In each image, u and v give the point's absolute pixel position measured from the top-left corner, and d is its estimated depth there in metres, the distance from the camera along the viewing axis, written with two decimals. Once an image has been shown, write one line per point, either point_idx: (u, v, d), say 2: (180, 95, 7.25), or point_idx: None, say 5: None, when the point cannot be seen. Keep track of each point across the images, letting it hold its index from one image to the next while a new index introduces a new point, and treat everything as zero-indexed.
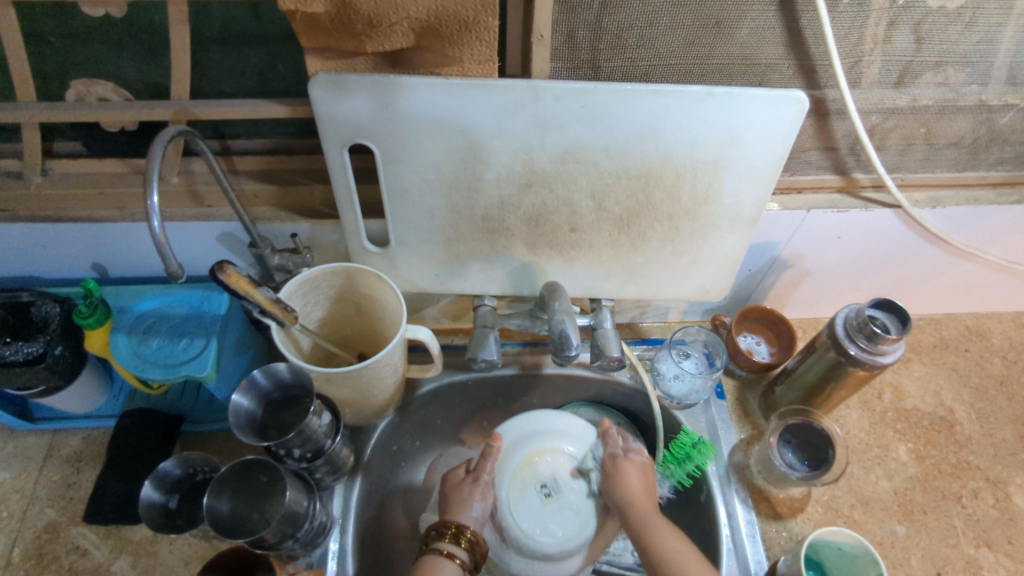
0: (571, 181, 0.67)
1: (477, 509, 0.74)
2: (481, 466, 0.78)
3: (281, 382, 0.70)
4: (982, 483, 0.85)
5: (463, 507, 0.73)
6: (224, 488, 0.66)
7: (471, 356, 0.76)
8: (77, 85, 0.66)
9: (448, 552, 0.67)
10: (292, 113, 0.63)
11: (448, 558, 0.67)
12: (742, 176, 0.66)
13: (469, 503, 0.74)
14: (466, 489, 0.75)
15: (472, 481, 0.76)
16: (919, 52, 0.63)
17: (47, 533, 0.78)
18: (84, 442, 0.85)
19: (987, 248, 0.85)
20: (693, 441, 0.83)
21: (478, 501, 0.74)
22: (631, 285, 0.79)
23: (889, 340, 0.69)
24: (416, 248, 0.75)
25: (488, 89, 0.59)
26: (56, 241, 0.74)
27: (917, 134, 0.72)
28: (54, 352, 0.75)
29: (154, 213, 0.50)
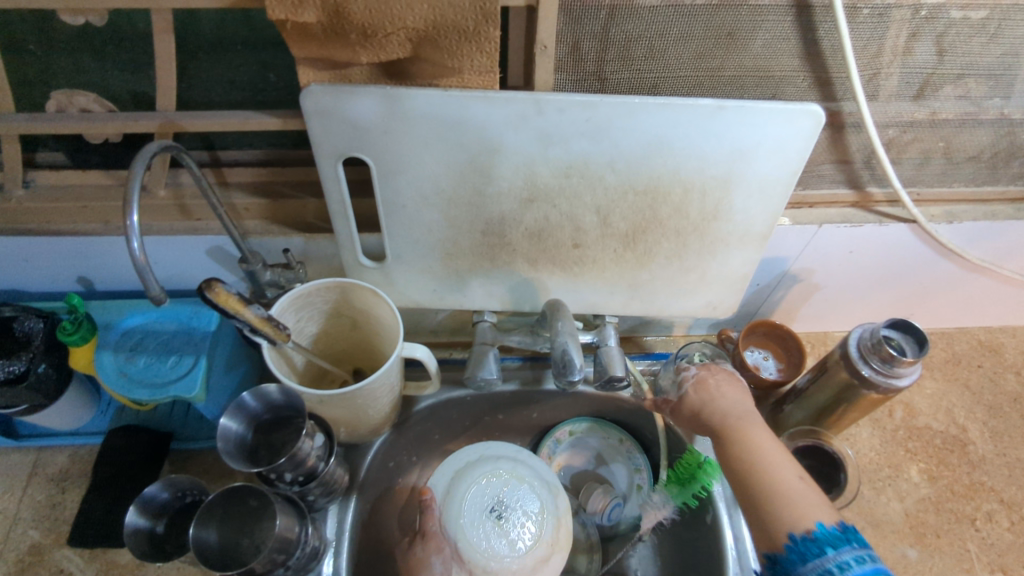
0: (575, 196, 0.64)
1: (437, 568, 0.69)
2: (425, 524, 0.72)
3: (272, 403, 0.68)
4: (997, 505, 0.83)
5: (422, 571, 0.69)
6: (212, 516, 0.63)
7: (469, 375, 0.73)
8: (56, 95, 0.61)
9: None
10: (284, 126, 0.61)
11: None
12: (753, 192, 0.64)
13: (428, 562, 0.69)
14: (418, 548, 0.71)
15: (422, 538, 0.71)
16: (941, 64, 0.60)
17: (30, 556, 0.75)
18: (70, 460, 0.82)
19: (1003, 262, 0.83)
20: (698, 461, 0.80)
21: (434, 558, 0.69)
22: (636, 301, 0.77)
23: (905, 362, 0.66)
24: (413, 264, 0.72)
25: (489, 102, 0.57)
26: (40, 254, 0.72)
27: (936, 148, 0.69)
28: (37, 371, 0.72)
29: (134, 233, 0.47)
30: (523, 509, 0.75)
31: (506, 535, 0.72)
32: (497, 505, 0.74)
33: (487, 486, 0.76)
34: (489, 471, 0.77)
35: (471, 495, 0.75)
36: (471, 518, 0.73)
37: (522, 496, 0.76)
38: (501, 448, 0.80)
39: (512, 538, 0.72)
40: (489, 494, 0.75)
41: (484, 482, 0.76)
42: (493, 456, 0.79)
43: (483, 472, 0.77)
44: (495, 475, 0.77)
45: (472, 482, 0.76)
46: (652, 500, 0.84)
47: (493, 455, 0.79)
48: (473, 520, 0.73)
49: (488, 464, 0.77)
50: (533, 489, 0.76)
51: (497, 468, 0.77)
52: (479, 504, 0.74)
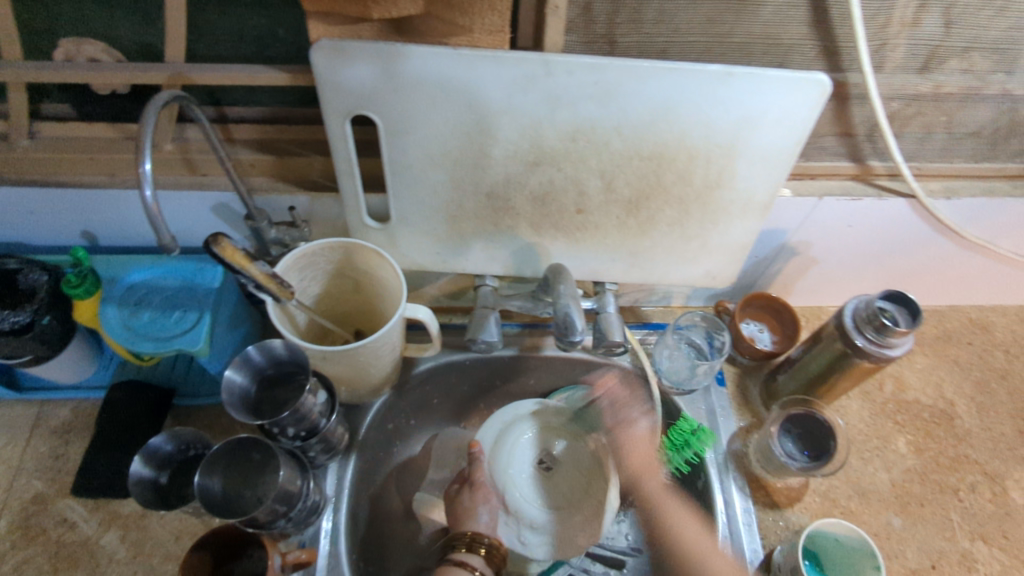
0: (581, 160, 0.65)
1: (483, 516, 0.76)
2: (474, 474, 0.80)
3: (276, 359, 0.69)
4: (980, 477, 0.85)
5: (468, 516, 0.76)
6: (216, 465, 0.64)
7: (471, 338, 0.74)
8: (65, 43, 0.61)
9: (460, 560, 0.67)
10: (292, 81, 0.61)
11: (466, 567, 0.66)
12: (757, 161, 0.64)
13: (474, 510, 0.76)
14: (466, 496, 0.78)
15: (470, 488, 0.79)
16: (947, 37, 0.60)
17: (34, 504, 0.77)
18: (73, 413, 0.83)
19: (998, 241, 0.84)
20: (692, 428, 0.83)
21: (481, 508, 0.76)
22: (636, 268, 0.78)
23: (898, 333, 0.68)
24: (417, 225, 0.73)
25: (499, 62, 0.57)
26: (44, 206, 0.72)
27: (938, 122, 0.69)
28: (42, 322, 0.72)
29: (147, 181, 0.48)
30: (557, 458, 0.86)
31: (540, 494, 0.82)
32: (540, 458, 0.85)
33: (527, 439, 0.86)
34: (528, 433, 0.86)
35: (518, 457, 0.84)
36: (517, 472, 0.82)
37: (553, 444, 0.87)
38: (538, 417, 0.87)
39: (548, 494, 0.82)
40: (529, 450, 0.85)
41: (523, 443, 0.85)
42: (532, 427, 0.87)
43: (523, 429, 0.86)
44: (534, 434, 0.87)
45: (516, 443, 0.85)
46: None
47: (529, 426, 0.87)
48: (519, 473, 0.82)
49: (527, 425, 0.86)
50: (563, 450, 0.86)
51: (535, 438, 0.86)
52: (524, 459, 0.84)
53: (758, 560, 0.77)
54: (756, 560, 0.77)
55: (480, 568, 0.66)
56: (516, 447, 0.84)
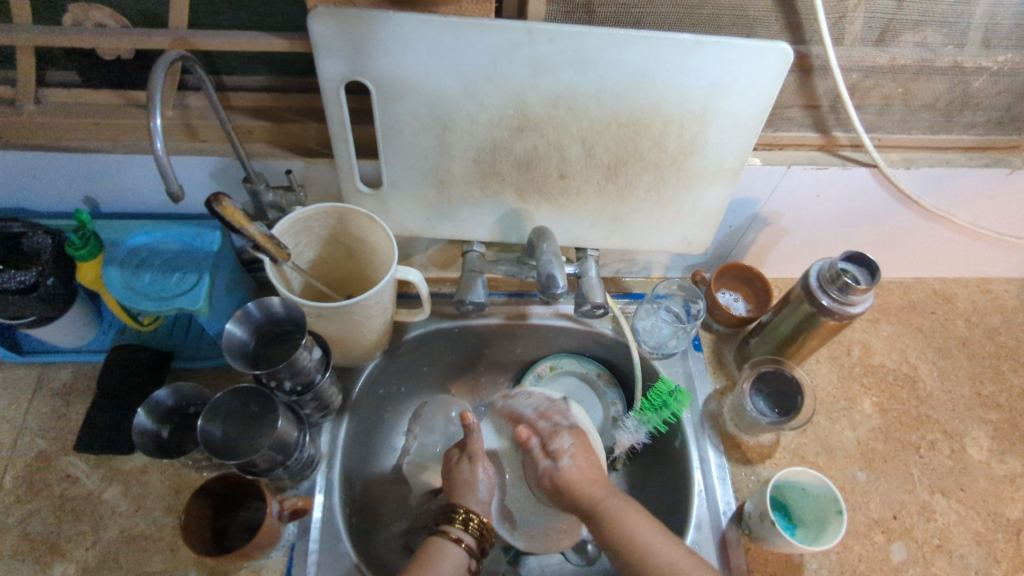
0: (562, 126, 0.69)
1: (482, 491, 0.73)
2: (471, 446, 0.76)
3: (273, 316, 0.72)
4: (939, 435, 0.90)
5: (468, 490, 0.73)
6: (218, 413, 0.68)
7: (459, 299, 0.78)
8: (73, 8, 0.64)
9: (456, 537, 0.66)
10: (290, 48, 0.64)
11: (454, 541, 0.66)
12: (727, 127, 0.69)
13: (473, 483, 0.73)
14: (465, 469, 0.75)
15: (469, 459, 0.76)
16: (900, 10, 0.65)
17: (38, 461, 0.79)
18: (74, 375, 0.86)
19: (957, 211, 0.89)
20: (670, 390, 0.87)
21: (480, 480, 0.74)
22: (616, 234, 0.82)
23: (859, 291, 0.73)
24: (408, 191, 0.76)
25: (484, 29, 0.61)
26: (49, 173, 0.75)
27: (896, 94, 0.74)
28: (48, 283, 0.76)
29: (157, 134, 0.51)
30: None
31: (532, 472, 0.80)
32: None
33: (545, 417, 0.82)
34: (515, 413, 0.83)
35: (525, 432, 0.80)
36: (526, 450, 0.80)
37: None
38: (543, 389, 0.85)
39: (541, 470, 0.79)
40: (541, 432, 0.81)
41: (534, 420, 0.81)
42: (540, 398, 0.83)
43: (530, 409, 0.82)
44: (546, 414, 0.82)
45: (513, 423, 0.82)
46: (624, 425, 0.89)
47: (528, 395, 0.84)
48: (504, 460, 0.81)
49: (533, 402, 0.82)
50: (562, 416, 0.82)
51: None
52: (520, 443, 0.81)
53: (731, 510, 0.81)
54: (730, 510, 0.81)
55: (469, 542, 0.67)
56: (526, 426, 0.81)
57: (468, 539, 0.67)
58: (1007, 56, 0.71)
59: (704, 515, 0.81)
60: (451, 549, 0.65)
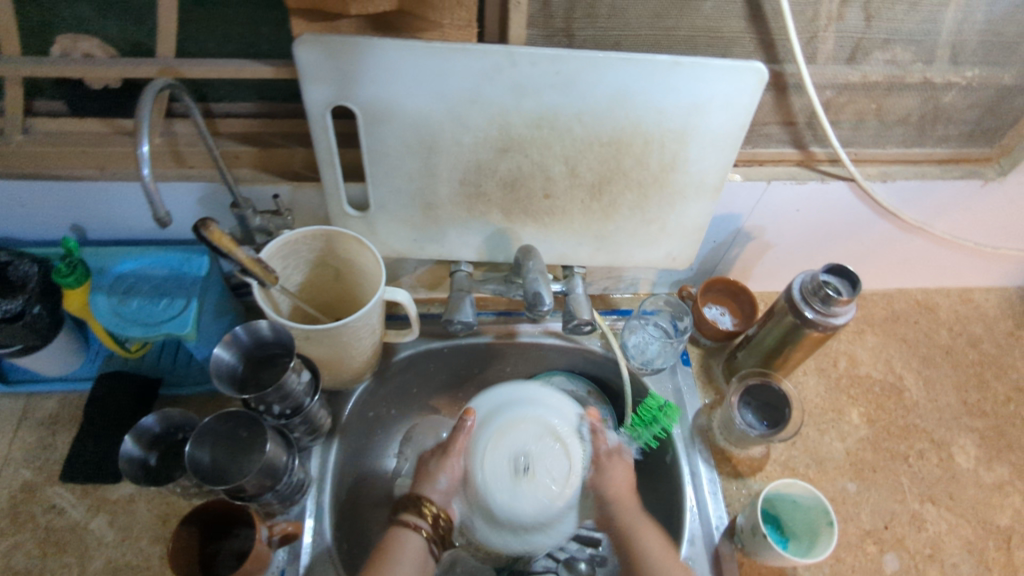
0: (546, 146, 0.70)
1: (442, 482, 0.76)
2: (452, 441, 0.78)
3: (261, 340, 0.72)
4: (927, 444, 0.91)
5: (429, 479, 0.76)
6: (206, 438, 0.68)
7: (447, 318, 0.78)
8: (62, 40, 0.66)
9: (417, 525, 0.70)
10: (276, 74, 0.65)
11: (414, 530, 0.70)
12: (706, 145, 0.71)
13: (434, 475, 0.76)
14: (434, 461, 0.78)
15: (440, 453, 0.78)
16: (869, 29, 0.67)
17: (23, 493, 0.78)
18: (60, 405, 0.85)
19: (933, 223, 0.91)
20: (659, 404, 0.87)
21: (442, 473, 0.76)
22: (602, 251, 0.83)
23: (840, 302, 0.74)
24: (394, 213, 0.77)
25: (466, 54, 0.62)
26: (36, 202, 0.75)
27: (869, 110, 0.76)
28: (33, 312, 0.75)
29: (144, 160, 0.51)
30: (546, 450, 0.79)
31: (522, 492, 0.76)
32: (525, 458, 0.78)
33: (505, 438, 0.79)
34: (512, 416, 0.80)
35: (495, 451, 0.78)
36: (496, 465, 0.77)
37: (548, 453, 0.79)
38: (526, 390, 0.84)
39: (525, 493, 0.76)
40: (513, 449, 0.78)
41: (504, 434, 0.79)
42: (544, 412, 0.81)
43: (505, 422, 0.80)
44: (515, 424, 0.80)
45: (501, 430, 0.79)
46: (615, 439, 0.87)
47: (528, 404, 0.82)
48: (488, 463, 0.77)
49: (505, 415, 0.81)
50: (559, 437, 0.80)
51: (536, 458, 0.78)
52: (502, 458, 0.78)
53: (724, 525, 0.81)
54: (722, 525, 0.81)
55: (428, 531, 0.71)
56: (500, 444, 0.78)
57: (428, 526, 0.71)
58: (975, 71, 0.73)
59: (698, 531, 0.80)
60: (409, 537, 0.69)
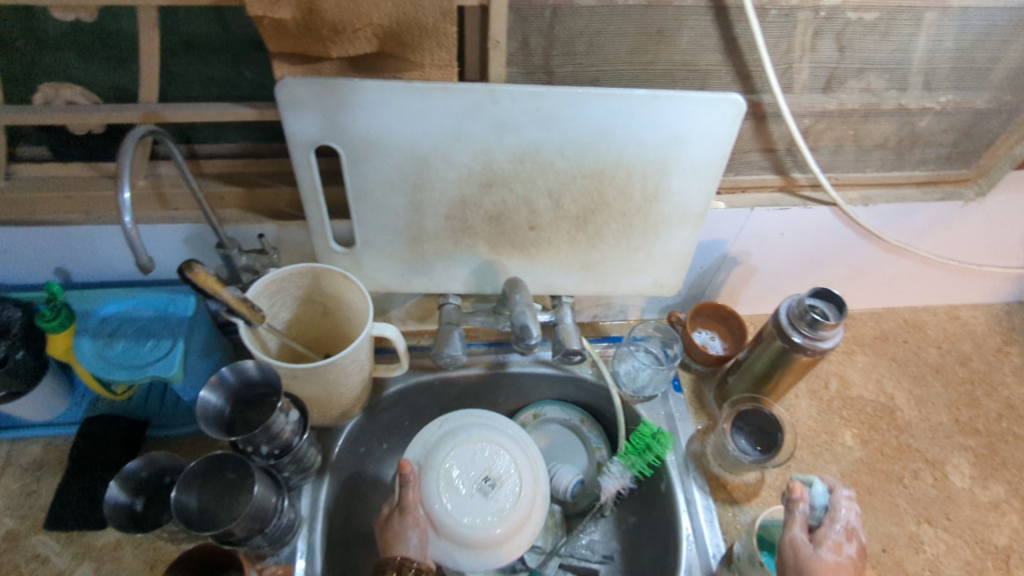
0: (529, 180, 0.71)
1: (413, 539, 0.72)
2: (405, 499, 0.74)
3: (248, 379, 0.71)
4: (921, 464, 0.91)
5: (398, 540, 0.72)
6: (193, 482, 0.67)
7: (436, 352, 0.78)
8: (44, 88, 0.67)
9: None
10: (260, 116, 0.66)
11: None
12: (687, 175, 0.71)
13: (403, 533, 0.72)
14: (396, 519, 0.73)
15: (401, 511, 0.74)
16: (842, 60, 0.69)
17: (5, 542, 0.77)
18: (44, 450, 0.84)
19: (917, 244, 0.92)
20: (652, 432, 0.86)
21: (410, 531, 0.72)
22: (589, 281, 0.83)
23: (827, 325, 0.74)
24: (381, 248, 0.77)
25: (447, 93, 0.63)
26: (20, 246, 0.75)
27: (847, 136, 0.78)
28: (15, 357, 0.74)
29: (126, 208, 0.51)
30: (492, 461, 0.81)
31: (496, 505, 0.78)
32: (484, 475, 0.80)
33: (450, 462, 0.81)
34: (453, 445, 0.82)
35: (446, 480, 0.79)
36: (455, 492, 0.78)
37: (503, 460, 0.82)
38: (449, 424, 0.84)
39: (500, 505, 0.79)
40: (468, 472, 0.80)
41: (451, 461, 0.81)
42: (474, 425, 0.84)
43: (448, 453, 0.81)
44: (459, 452, 0.81)
45: (447, 461, 0.81)
46: (608, 470, 0.87)
47: (464, 431, 0.83)
48: (449, 499, 0.78)
49: (446, 446, 0.81)
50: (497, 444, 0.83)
51: (495, 472, 0.81)
52: (460, 480, 0.79)
53: (720, 554, 0.80)
54: (719, 553, 0.80)
55: None
56: (447, 473, 0.79)
57: None
58: (949, 97, 0.74)
59: (694, 561, 0.79)
60: None
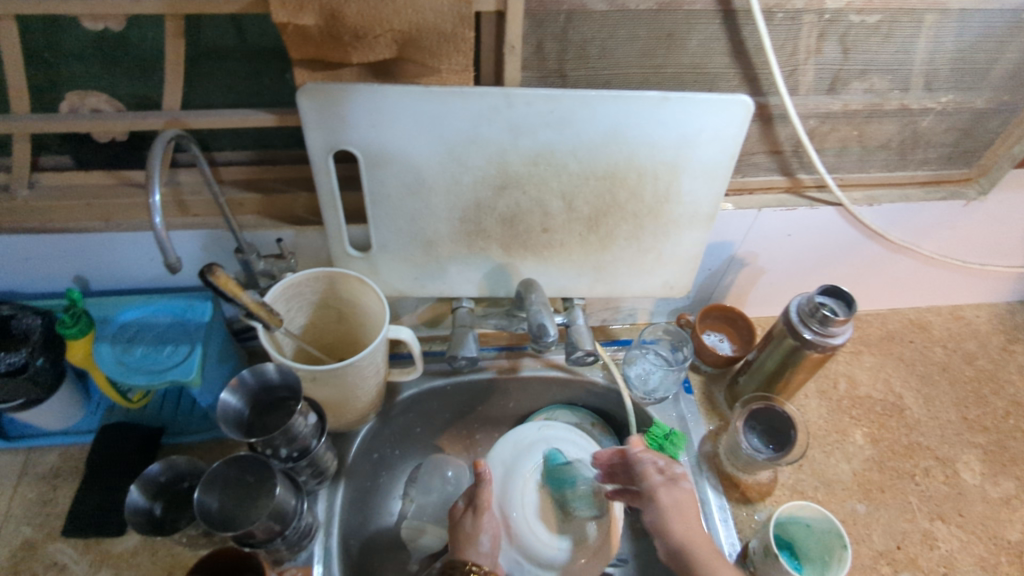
0: (543, 183, 0.72)
1: (485, 544, 0.75)
2: (480, 498, 0.77)
3: (268, 382, 0.72)
4: (932, 461, 0.91)
5: (470, 542, 0.75)
6: (214, 484, 0.68)
7: (451, 354, 0.79)
8: (70, 96, 0.68)
9: None
10: (280, 122, 0.67)
11: None
12: (698, 175, 0.73)
13: (476, 537, 0.75)
14: (469, 521, 0.76)
15: (474, 512, 0.77)
16: (846, 61, 0.71)
17: (23, 551, 0.76)
18: (61, 459, 0.84)
19: (920, 243, 0.94)
20: (664, 432, 0.86)
21: (484, 534, 0.75)
22: (600, 282, 0.84)
23: (838, 321, 0.76)
24: (396, 253, 0.78)
25: (464, 97, 0.64)
26: (41, 255, 0.76)
27: (852, 137, 0.79)
28: (36, 364, 0.75)
29: (156, 208, 0.53)
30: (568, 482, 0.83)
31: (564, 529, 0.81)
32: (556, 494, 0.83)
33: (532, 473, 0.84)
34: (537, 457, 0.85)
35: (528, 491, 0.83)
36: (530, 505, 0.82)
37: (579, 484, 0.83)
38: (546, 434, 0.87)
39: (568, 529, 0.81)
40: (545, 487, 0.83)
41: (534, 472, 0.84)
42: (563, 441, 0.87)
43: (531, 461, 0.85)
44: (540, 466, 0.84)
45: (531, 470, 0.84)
46: None
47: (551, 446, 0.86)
48: (533, 510, 0.82)
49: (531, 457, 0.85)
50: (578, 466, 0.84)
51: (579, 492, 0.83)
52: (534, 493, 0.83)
53: (737, 552, 0.80)
54: (736, 552, 0.80)
55: None
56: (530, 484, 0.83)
57: None
58: (949, 97, 0.76)
59: None
60: None
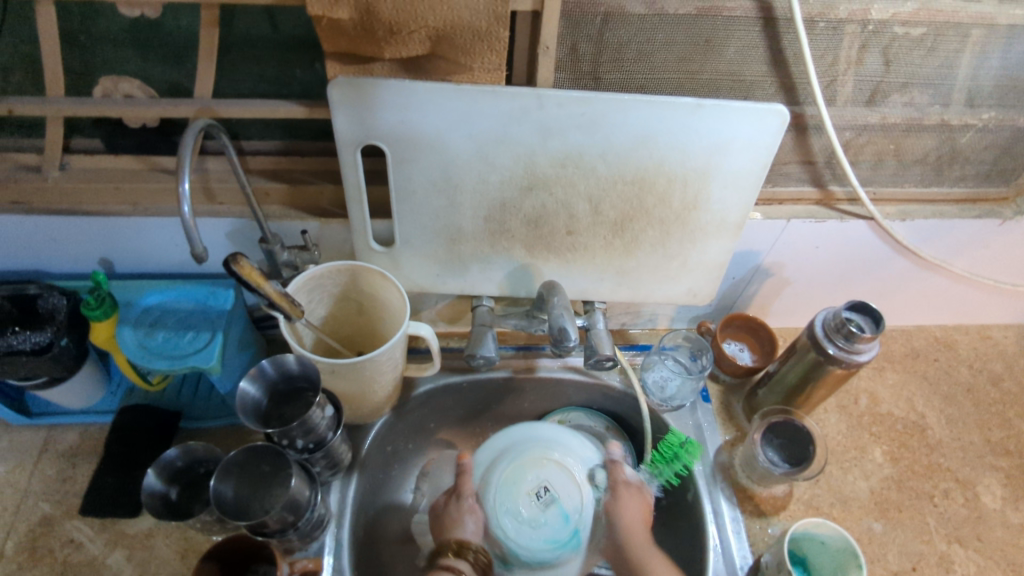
0: (570, 185, 0.72)
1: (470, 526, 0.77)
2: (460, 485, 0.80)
3: (287, 373, 0.72)
4: (952, 483, 0.90)
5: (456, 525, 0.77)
6: (230, 472, 0.68)
7: (470, 352, 0.78)
8: (104, 82, 0.68)
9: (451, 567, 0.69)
10: (310, 114, 0.67)
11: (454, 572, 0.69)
12: (728, 184, 0.72)
13: (460, 519, 0.77)
14: (453, 507, 0.79)
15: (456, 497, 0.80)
16: (887, 73, 0.69)
17: (41, 527, 0.78)
18: (80, 438, 0.85)
19: (952, 261, 0.92)
20: (681, 441, 0.86)
21: (468, 517, 0.78)
22: (623, 287, 0.84)
23: (864, 338, 0.74)
24: (419, 249, 0.78)
25: (496, 96, 0.64)
26: (67, 237, 0.77)
27: (888, 150, 0.78)
28: (60, 343, 0.76)
29: (185, 198, 0.53)
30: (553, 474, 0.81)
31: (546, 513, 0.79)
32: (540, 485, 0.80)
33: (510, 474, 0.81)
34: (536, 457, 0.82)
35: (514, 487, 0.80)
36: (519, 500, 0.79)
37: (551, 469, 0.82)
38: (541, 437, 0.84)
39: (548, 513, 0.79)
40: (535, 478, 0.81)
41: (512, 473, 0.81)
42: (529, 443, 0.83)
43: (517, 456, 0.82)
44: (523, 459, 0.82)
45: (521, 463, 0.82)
46: (635, 478, 0.87)
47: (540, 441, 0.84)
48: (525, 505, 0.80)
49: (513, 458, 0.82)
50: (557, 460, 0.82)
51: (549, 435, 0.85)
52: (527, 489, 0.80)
53: (748, 565, 0.79)
54: (747, 565, 0.79)
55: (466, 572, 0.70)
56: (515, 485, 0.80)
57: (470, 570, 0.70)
58: (991, 114, 0.75)
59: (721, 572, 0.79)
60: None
